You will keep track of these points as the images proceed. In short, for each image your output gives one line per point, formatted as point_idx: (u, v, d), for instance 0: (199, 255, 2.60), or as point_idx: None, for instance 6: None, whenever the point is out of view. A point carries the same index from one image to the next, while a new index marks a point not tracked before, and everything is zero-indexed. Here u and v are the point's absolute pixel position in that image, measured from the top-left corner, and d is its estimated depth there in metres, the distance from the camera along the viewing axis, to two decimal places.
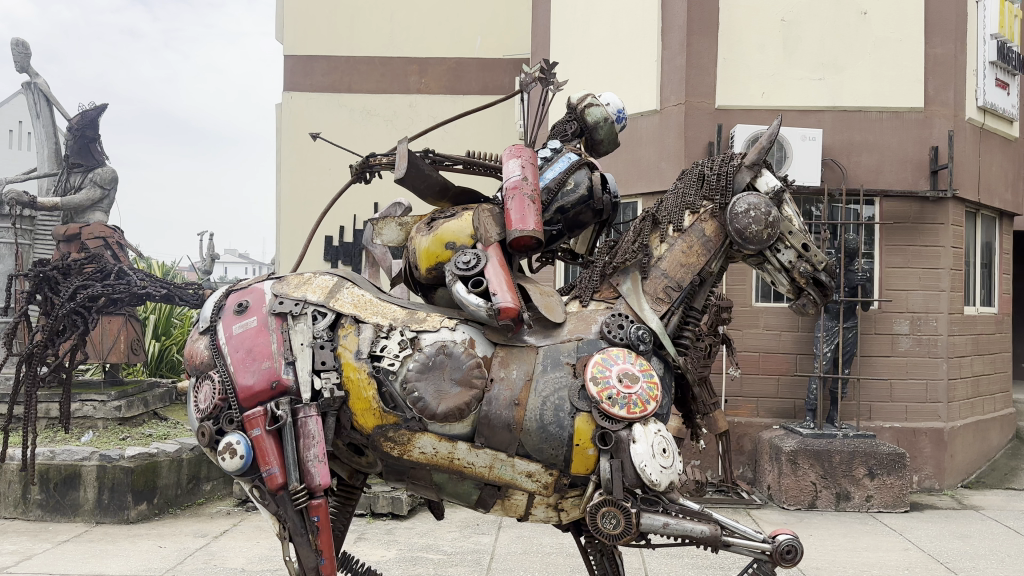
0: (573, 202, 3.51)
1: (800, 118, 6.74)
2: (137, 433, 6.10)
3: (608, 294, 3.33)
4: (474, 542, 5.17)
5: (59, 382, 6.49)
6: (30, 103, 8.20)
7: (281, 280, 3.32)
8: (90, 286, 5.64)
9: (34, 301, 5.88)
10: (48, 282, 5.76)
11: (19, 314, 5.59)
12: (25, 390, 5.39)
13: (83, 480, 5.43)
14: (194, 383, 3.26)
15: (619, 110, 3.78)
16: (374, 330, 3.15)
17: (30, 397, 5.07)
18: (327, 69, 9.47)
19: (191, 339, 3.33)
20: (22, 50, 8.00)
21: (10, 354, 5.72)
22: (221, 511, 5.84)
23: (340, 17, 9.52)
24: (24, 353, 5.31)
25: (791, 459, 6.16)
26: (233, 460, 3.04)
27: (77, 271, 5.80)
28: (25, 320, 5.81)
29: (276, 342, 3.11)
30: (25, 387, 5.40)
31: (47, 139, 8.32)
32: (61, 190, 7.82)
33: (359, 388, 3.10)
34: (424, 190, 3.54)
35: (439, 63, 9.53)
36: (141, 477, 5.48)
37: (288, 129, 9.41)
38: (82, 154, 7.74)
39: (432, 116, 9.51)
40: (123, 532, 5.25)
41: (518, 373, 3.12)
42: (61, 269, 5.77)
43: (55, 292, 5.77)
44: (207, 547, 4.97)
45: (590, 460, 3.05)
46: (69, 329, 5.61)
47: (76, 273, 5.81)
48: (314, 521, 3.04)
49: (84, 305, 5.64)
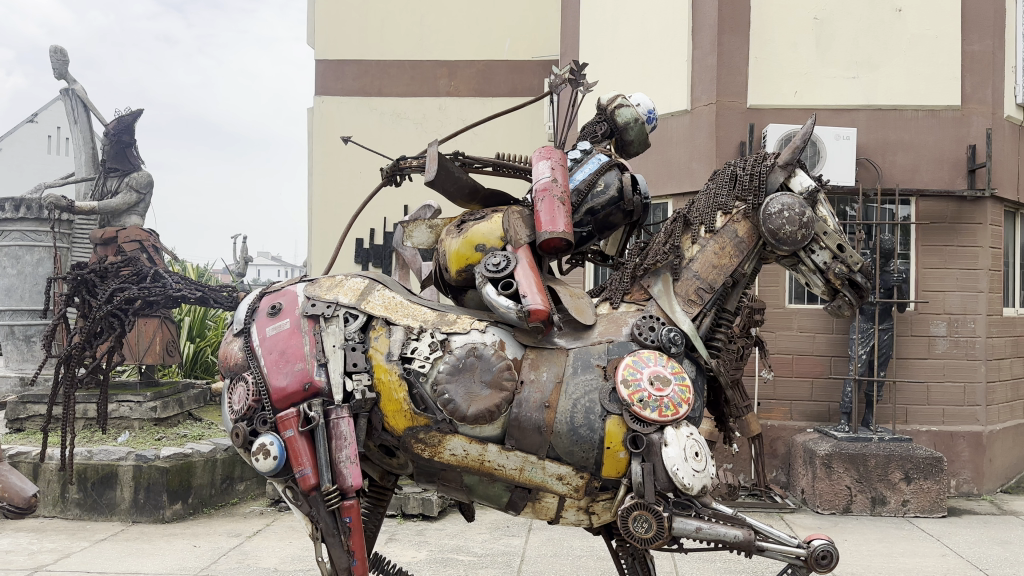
0: (603, 203, 3.49)
1: (834, 117, 6.65)
2: (173, 434, 6.21)
3: (638, 296, 3.31)
4: (504, 544, 5.17)
5: (97, 383, 6.61)
6: (68, 110, 8.38)
7: (313, 283, 3.35)
8: (127, 289, 5.72)
9: (74, 303, 5.98)
10: (86, 286, 5.86)
11: (59, 316, 5.69)
12: (63, 391, 5.48)
13: (119, 479, 5.53)
14: (228, 384, 3.29)
15: (649, 110, 3.76)
16: (405, 332, 3.17)
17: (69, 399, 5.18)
18: (357, 72, 9.54)
19: (226, 341, 3.36)
20: (59, 58, 8.17)
21: (49, 355, 5.82)
22: (255, 511, 5.90)
23: (370, 21, 9.58)
24: (62, 356, 5.41)
25: (826, 463, 6.05)
26: (266, 460, 3.06)
27: (114, 274, 5.90)
28: (64, 322, 5.92)
29: (309, 344, 3.14)
30: (64, 388, 5.49)
31: (85, 144, 8.48)
32: (98, 195, 7.92)
33: (390, 390, 3.12)
34: (454, 192, 3.54)
35: (468, 65, 9.55)
36: (176, 477, 5.57)
37: (319, 133, 9.50)
38: (118, 158, 7.86)
39: (461, 118, 9.52)
40: (158, 531, 5.33)
41: (548, 375, 3.11)
42: (98, 273, 5.88)
43: (93, 295, 5.87)
44: (241, 547, 5.02)
45: (621, 463, 3.03)
46: (106, 331, 5.72)
47: (113, 276, 5.91)
48: (346, 522, 3.05)
49: (120, 309, 5.71)
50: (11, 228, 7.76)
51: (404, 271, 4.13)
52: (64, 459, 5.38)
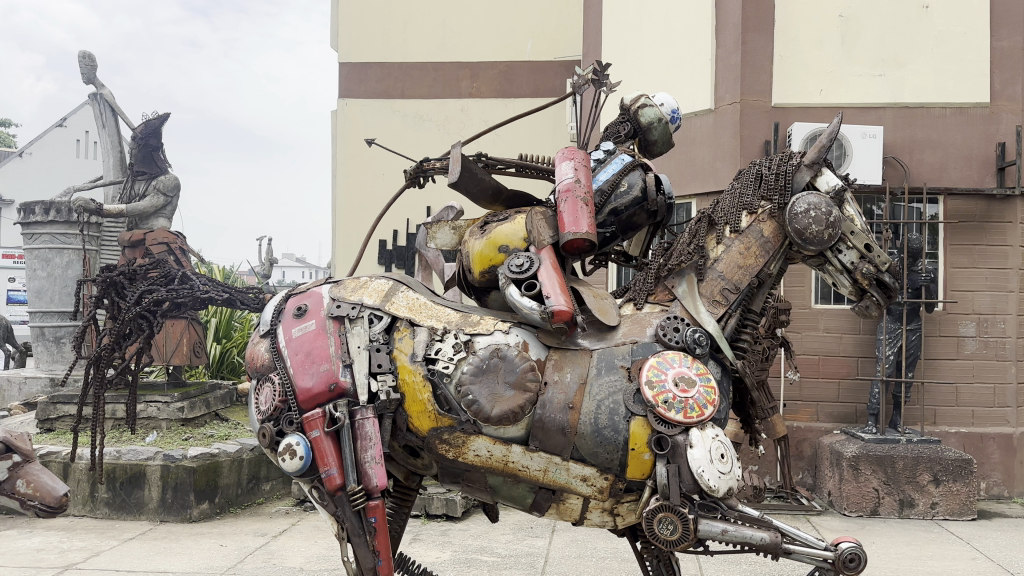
0: (627, 204, 3.48)
1: (859, 115, 6.58)
2: (199, 434, 6.28)
3: (662, 297, 3.30)
4: (527, 544, 5.16)
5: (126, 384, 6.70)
6: (96, 114, 8.51)
7: (338, 284, 3.38)
8: (155, 291, 5.79)
9: (103, 305, 6.07)
10: (115, 287, 5.94)
11: (89, 318, 5.77)
12: (93, 392, 5.56)
13: (147, 479, 5.60)
14: (255, 385, 3.32)
15: (673, 109, 3.74)
16: (428, 333, 3.17)
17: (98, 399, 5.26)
18: (380, 75, 9.59)
19: (252, 342, 3.40)
20: (88, 63, 8.29)
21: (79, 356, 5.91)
22: (280, 511, 5.95)
23: (393, 23, 9.63)
24: (92, 357, 5.49)
25: (853, 465, 5.98)
26: (292, 461, 3.09)
27: (142, 276, 5.97)
28: (94, 323, 6.00)
29: (334, 345, 3.16)
30: (94, 389, 5.57)
31: (113, 148, 8.60)
32: (126, 198, 8.04)
33: (414, 391, 3.13)
34: (477, 194, 3.55)
35: (490, 67, 9.57)
36: (202, 476, 5.63)
37: (343, 136, 9.56)
38: (145, 162, 7.98)
39: (484, 119, 9.53)
40: (185, 531, 5.39)
41: (572, 377, 3.11)
42: (127, 275, 5.95)
43: (122, 296, 5.95)
44: (266, 546, 5.06)
45: (646, 465, 3.01)
46: (135, 332, 5.79)
47: (141, 278, 5.98)
48: (371, 522, 3.06)
49: (149, 310, 5.78)
50: (41, 230, 7.89)
51: (427, 271, 4.14)
52: (94, 458, 5.45)
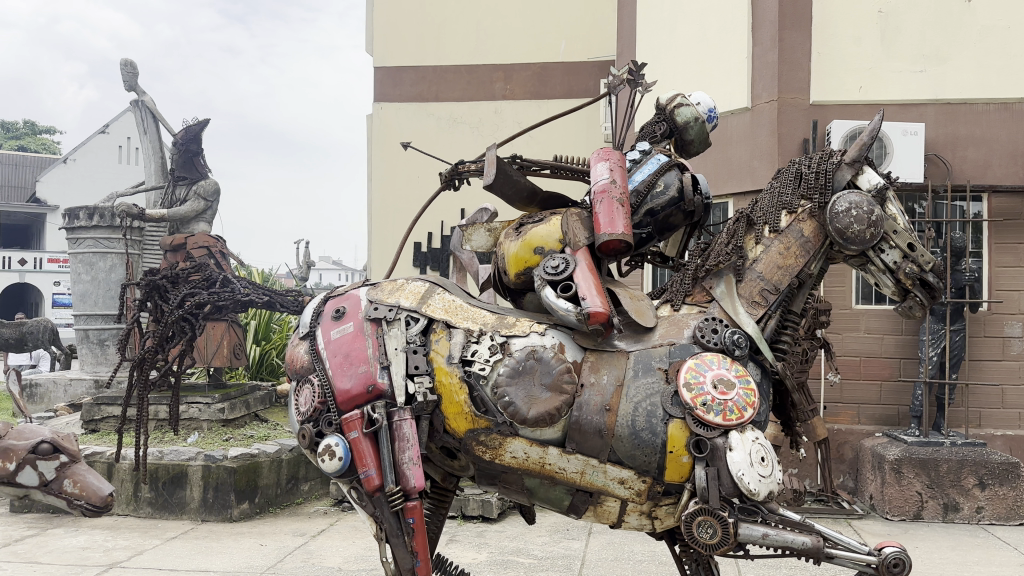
0: (663, 204, 3.45)
1: (900, 112, 6.45)
2: (239, 434, 6.37)
3: (700, 297, 3.26)
4: (563, 547, 5.15)
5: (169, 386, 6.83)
6: (138, 121, 8.68)
7: (375, 286, 3.40)
8: (197, 295, 5.87)
9: (147, 308, 6.18)
10: (158, 291, 6.05)
11: (133, 320, 5.87)
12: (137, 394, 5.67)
13: (189, 479, 5.70)
14: (295, 386, 3.36)
15: (710, 109, 3.71)
16: (464, 335, 3.18)
17: (142, 401, 5.37)
18: (414, 78, 9.65)
19: (292, 344, 3.44)
20: (130, 70, 8.46)
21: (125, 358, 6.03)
22: (319, 511, 6.01)
23: (427, 27, 9.68)
24: (137, 359, 5.60)
25: (895, 468, 5.87)
26: (331, 461, 3.12)
27: (185, 280, 6.06)
28: (138, 326, 6.12)
29: (372, 347, 3.19)
30: (138, 391, 5.67)
31: (154, 154, 8.77)
32: (168, 203, 8.18)
33: (451, 393, 3.14)
34: (512, 196, 3.55)
35: (523, 68, 9.57)
36: (243, 477, 5.71)
37: (378, 139, 9.64)
38: (186, 167, 8.11)
39: (517, 121, 9.54)
40: (226, 530, 5.47)
41: (609, 378, 3.09)
42: (171, 278, 6.06)
43: (165, 300, 6.06)
44: (305, 546, 5.12)
45: (685, 467, 2.98)
46: (178, 335, 5.88)
47: (184, 281, 6.07)
48: (409, 523, 3.08)
49: (191, 313, 5.86)
50: (86, 235, 8.07)
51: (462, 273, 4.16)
52: (138, 458, 5.56)
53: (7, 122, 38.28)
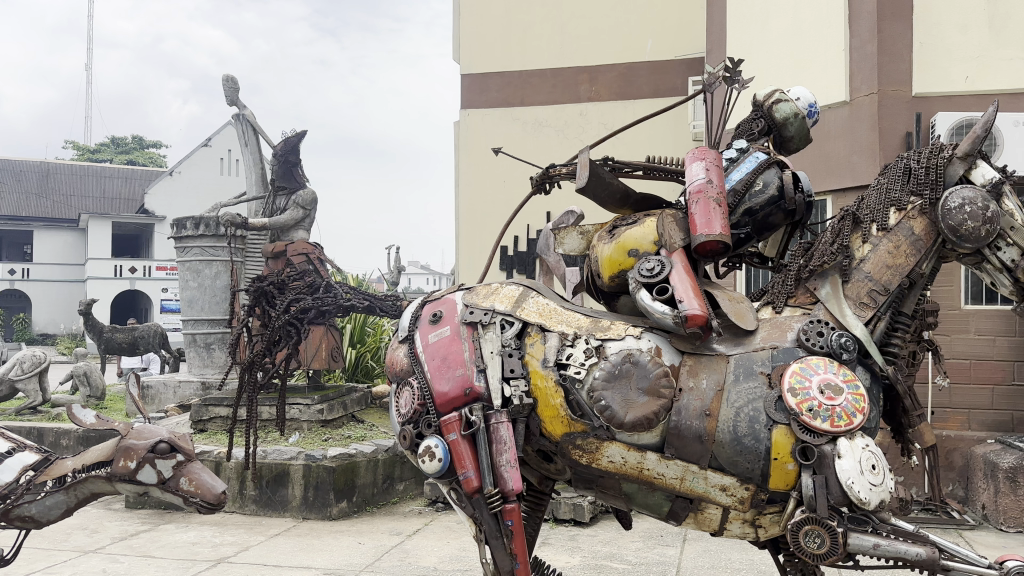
0: (762, 203, 3.36)
1: (1012, 101, 6.09)
2: (337, 435, 6.55)
3: (804, 300, 3.17)
4: (658, 553, 5.08)
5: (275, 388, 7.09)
6: (239, 133, 9.06)
7: (470, 291, 3.44)
8: (301, 300, 6.05)
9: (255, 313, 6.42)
10: (266, 297, 6.28)
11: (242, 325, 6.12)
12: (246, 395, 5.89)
13: (291, 477, 5.89)
14: (395, 389, 3.43)
15: (810, 104, 3.59)
16: (559, 338, 3.18)
17: (252, 402, 5.60)
18: (500, 84, 9.75)
19: (392, 347, 3.52)
20: (231, 86, 8.84)
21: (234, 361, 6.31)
22: (414, 511, 6.12)
23: (512, 32, 9.75)
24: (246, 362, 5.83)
25: (1011, 477, 5.54)
26: (431, 462, 3.17)
27: (289, 286, 6.24)
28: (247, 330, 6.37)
29: (468, 350, 3.23)
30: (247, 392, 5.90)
31: (255, 165, 9.14)
32: (269, 212, 8.50)
33: (547, 396, 3.15)
34: (606, 198, 3.53)
35: (609, 70, 9.51)
36: (341, 476, 5.88)
37: (465, 145, 9.76)
38: (286, 177, 8.39)
39: (603, 123, 9.48)
40: (326, 528, 5.64)
41: (708, 383, 3.03)
42: (277, 285, 6.27)
43: (271, 305, 6.28)
44: (402, 545, 5.22)
45: (790, 475, 2.90)
46: (284, 339, 6.08)
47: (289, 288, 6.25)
48: (508, 525, 3.10)
49: (295, 318, 6.07)
50: (193, 243, 8.48)
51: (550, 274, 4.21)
52: (248, 456, 5.80)
53: (118, 137, 40.68)
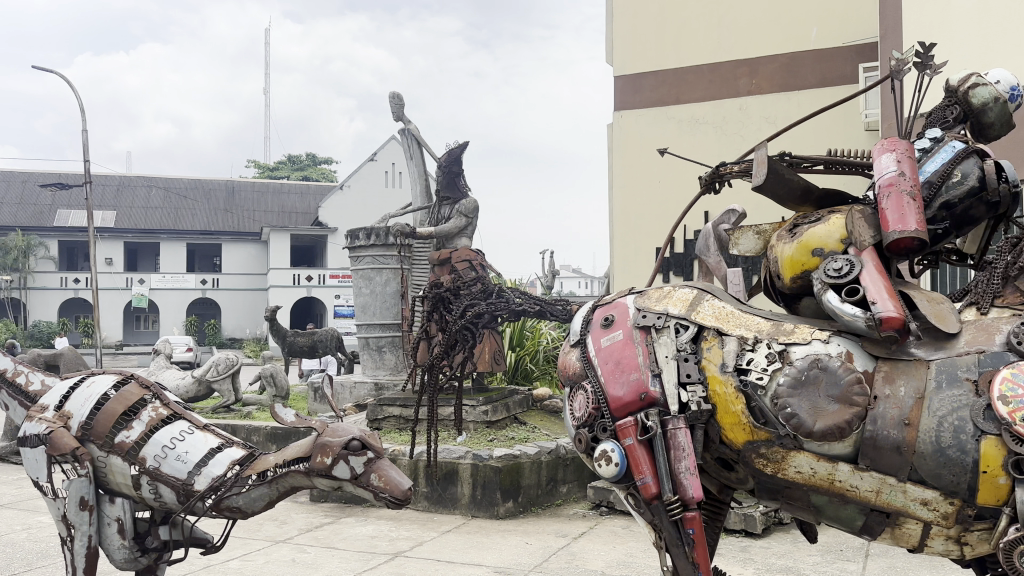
0: (961, 196, 3.10)
1: None
2: (502, 436, 6.69)
3: (1013, 300, 2.90)
4: (839, 568, 4.81)
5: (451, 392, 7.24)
6: (405, 147, 9.52)
7: (643, 294, 3.40)
8: (477, 305, 6.12)
9: (432, 318, 6.63)
10: (442, 302, 6.47)
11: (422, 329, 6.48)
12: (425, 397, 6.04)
13: (460, 476, 6.09)
14: (568, 393, 3.45)
15: (1012, 87, 3.29)
16: (738, 343, 3.07)
17: (432, 404, 5.79)
18: (655, 83, 9.65)
19: (563, 351, 3.54)
20: (398, 102, 9.28)
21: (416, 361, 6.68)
22: (579, 514, 6.15)
23: (666, 30, 9.61)
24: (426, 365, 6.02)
25: None
26: (608, 466, 3.16)
27: (465, 291, 6.31)
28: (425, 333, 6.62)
29: (643, 355, 3.19)
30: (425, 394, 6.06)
31: (419, 176, 9.55)
32: (435, 221, 8.78)
33: (726, 403, 3.05)
34: (784, 196, 3.39)
35: (770, 61, 9.14)
36: (507, 476, 6.01)
37: (620, 147, 9.77)
38: (450, 188, 8.67)
39: (764, 117, 9.12)
40: (494, 527, 5.77)
41: (906, 391, 2.82)
42: (452, 291, 6.40)
43: (448, 309, 6.44)
44: (568, 547, 5.26)
45: (1002, 489, 2.66)
46: (461, 344, 6.19)
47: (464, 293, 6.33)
48: (689, 533, 3.03)
49: (471, 322, 6.16)
50: (364, 252, 8.96)
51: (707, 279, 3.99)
52: (430, 455, 6.01)
53: (292, 155, 43.87)
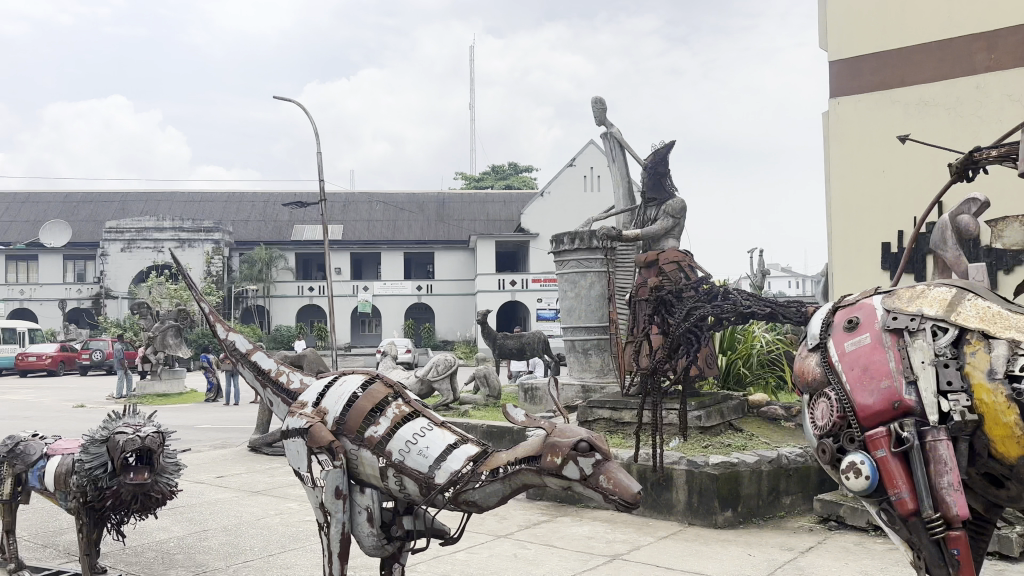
0: None
1: None
2: (718, 443, 6.50)
3: None
4: None
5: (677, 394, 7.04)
6: (608, 151, 9.54)
7: (892, 294, 3.15)
8: (700, 308, 5.60)
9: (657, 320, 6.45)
10: (665, 305, 6.27)
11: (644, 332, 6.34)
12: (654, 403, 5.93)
13: (675, 482, 6.00)
14: (809, 400, 3.29)
15: None
16: (1009, 347, 2.76)
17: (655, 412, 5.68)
18: (875, 67, 8.96)
19: (802, 356, 3.39)
20: (600, 106, 9.33)
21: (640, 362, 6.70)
22: (804, 527, 5.84)
23: (887, 8, 8.87)
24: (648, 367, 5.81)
25: None
26: (857, 479, 2.97)
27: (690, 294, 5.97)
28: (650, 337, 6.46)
29: (895, 360, 2.95)
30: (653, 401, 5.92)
31: (622, 179, 9.54)
32: (641, 223, 8.52)
33: (996, 413, 2.74)
34: None
35: (1013, 32, 8.08)
36: (725, 484, 5.83)
37: (837, 137, 9.20)
38: (655, 188, 8.36)
39: (1008, 94, 8.10)
40: (712, 535, 5.62)
41: None
42: (673, 292, 6.21)
43: (670, 313, 6.19)
44: (795, 561, 5.00)
45: None
46: (685, 348, 5.75)
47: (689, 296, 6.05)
48: (954, 554, 2.79)
49: (698, 325, 5.68)
50: (569, 256, 9.15)
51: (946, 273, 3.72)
52: (655, 461, 5.88)
53: (496, 165, 45.58)
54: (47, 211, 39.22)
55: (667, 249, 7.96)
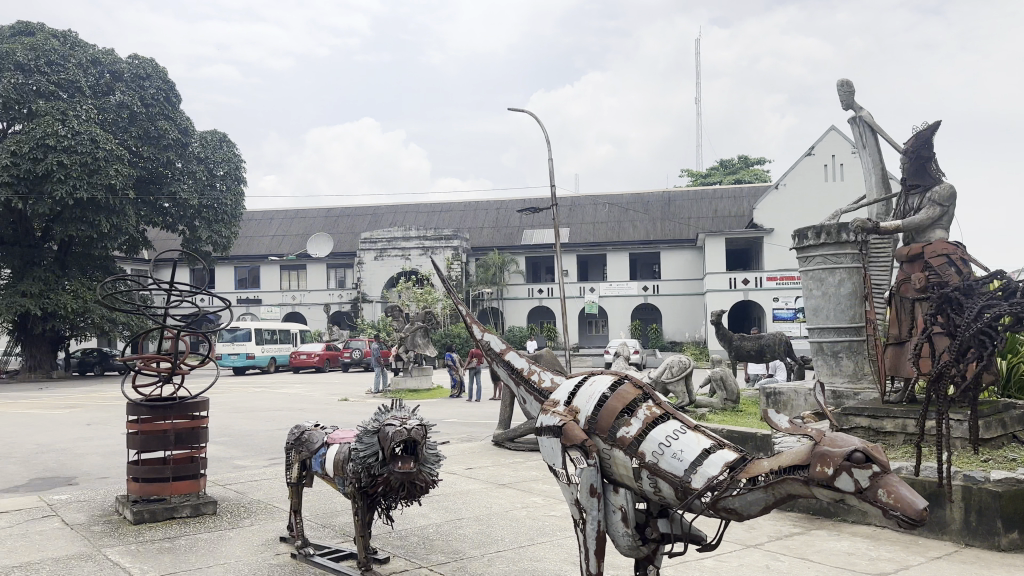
0: None
1: None
2: (999, 456, 5.77)
3: None
4: None
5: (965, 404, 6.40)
6: (857, 136, 8.79)
7: None
8: (996, 305, 5.03)
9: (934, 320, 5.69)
10: (949, 303, 5.51)
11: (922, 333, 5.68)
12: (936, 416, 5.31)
13: (948, 498, 5.41)
14: None
15: None
16: None
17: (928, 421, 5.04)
18: None
19: None
20: (847, 89, 8.67)
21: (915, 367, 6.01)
22: None
23: None
24: (932, 374, 5.25)
25: None
26: None
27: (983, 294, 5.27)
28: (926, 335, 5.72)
29: None
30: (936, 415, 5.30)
31: (874, 166, 8.79)
32: (902, 213, 7.75)
33: None
34: None
35: None
36: (1011, 503, 5.16)
37: None
38: (919, 174, 7.55)
39: None
40: (996, 560, 5.00)
41: None
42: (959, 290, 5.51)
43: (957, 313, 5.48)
44: None
45: None
46: (976, 351, 5.15)
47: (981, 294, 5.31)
48: None
49: (991, 325, 5.06)
50: (815, 253, 8.65)
51: None
52: (940, 477, 5.25)
53: (726, 160, 44.16)
54: (313, 225, 44.21)
55: (935, 241, 7.15)
